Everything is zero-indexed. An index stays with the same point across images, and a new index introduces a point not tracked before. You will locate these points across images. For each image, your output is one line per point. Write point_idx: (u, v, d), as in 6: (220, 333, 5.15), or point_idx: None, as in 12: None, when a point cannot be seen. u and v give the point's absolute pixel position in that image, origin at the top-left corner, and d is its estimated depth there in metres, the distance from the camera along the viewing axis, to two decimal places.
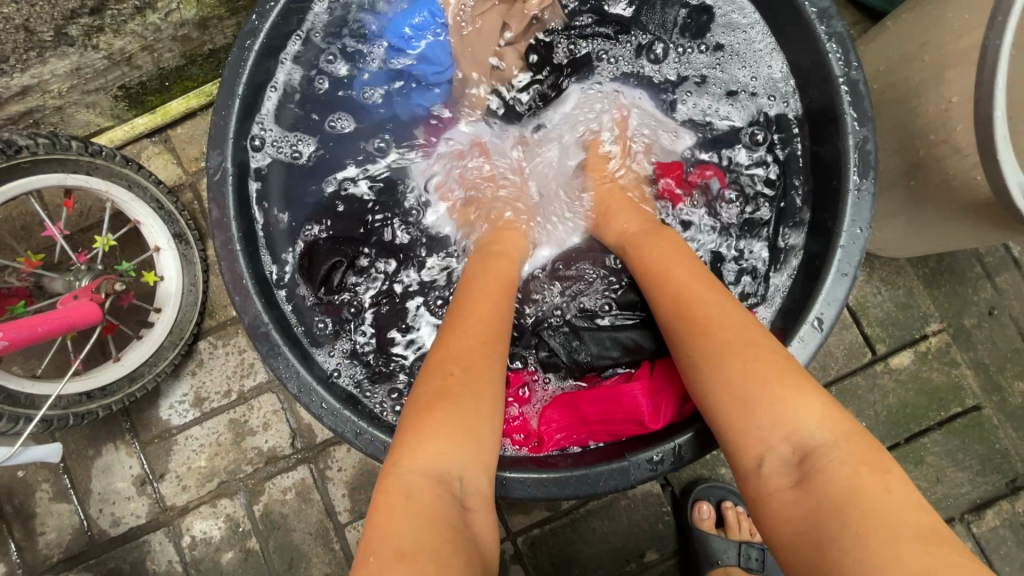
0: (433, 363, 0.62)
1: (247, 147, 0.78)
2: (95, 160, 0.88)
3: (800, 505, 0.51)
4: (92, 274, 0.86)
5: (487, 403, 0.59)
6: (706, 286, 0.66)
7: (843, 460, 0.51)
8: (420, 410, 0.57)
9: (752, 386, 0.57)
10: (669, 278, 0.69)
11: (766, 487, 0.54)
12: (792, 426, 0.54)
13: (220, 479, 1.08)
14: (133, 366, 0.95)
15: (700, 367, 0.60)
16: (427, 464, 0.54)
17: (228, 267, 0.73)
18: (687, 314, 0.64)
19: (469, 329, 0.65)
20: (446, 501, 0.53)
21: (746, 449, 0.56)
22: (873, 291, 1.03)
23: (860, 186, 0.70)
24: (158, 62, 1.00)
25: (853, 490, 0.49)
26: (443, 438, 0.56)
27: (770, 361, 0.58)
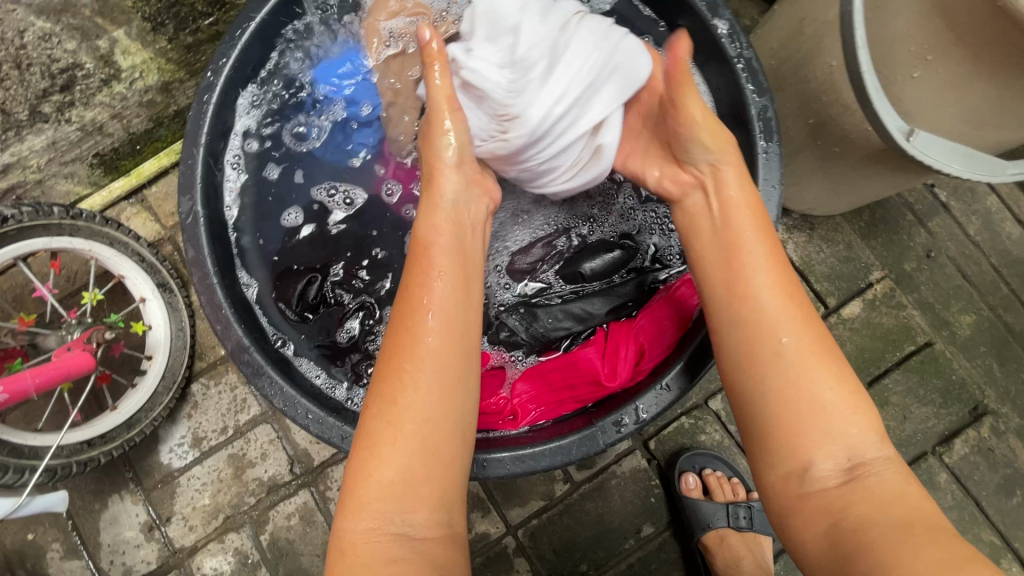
0: (381, 382, 0.63)
1: (216, 191, 0.85)
2: (76, 223, 0.94)
3: (837, 501, 0.58)
4: (82, 327, 0.91)
5: (439, 429, 0.61)
6: (776, 276, 0.67)
7: (889, 469, 0.58)
8: (383, 439, 0.60)
9: (806, 394, 0.61)
10: (743, 266, 0.67)
11: (809, 485, 0.60)
12: (843, 437, 0.59)
13: (225, 515, 1.11)
14: (130, 413, 0.99)
15: (770, 364, 0.63)
16: (381, 508, 0.58)
17: (207, 299, 0.79)
18: (753, 310, 0.65)
19: (408, 355, 0.63)
20: (402, 542, 0.58)
21: (796, 453, 0.60)
22: (816, 249, 1.10)
23: (768, 148, 0.78)
24: (128, 128, 1.08)
25: (897, 498, 0.56)
26: (398, 473, 0.59)
27: (826, 371, 0.62)
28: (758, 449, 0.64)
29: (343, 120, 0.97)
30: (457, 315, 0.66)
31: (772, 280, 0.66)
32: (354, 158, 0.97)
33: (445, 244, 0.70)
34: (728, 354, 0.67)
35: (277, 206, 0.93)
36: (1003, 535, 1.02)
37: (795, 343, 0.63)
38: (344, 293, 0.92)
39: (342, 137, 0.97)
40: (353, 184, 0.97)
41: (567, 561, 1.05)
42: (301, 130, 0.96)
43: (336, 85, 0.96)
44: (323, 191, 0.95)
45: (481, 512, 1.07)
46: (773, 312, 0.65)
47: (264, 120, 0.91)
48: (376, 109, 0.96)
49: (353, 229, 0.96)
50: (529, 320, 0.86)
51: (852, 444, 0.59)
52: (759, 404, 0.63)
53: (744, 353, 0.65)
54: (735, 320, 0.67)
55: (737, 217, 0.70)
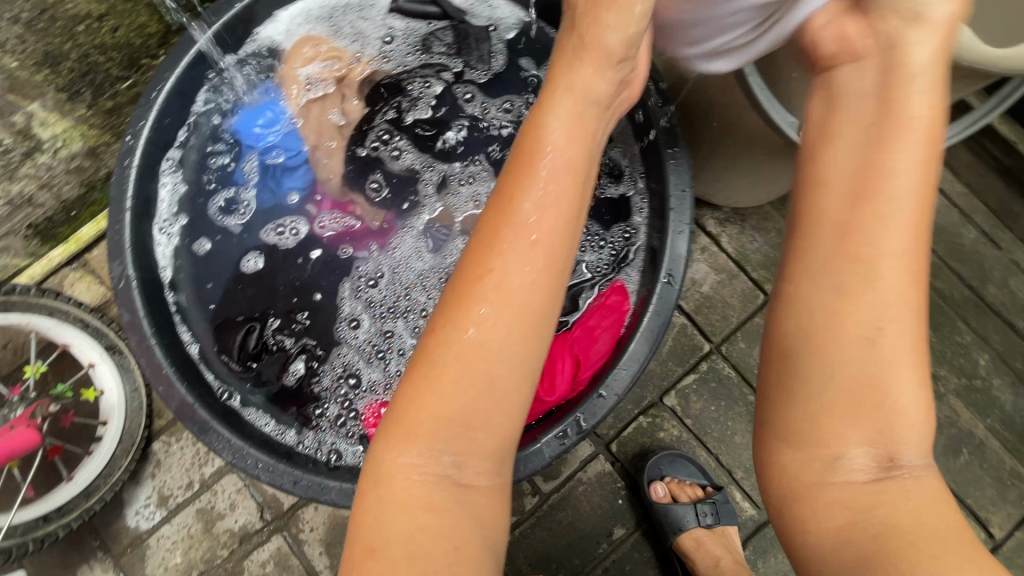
0: (446, 313, 0.58)
1: (148, 252, 0.85)
2: (10, 298, 0.96)
3: (866, 498, 0.49)
4: (25, 403, 0.93)
5: (501, 391, 0.56)
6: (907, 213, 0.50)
7: (930, 473, 0.50)
8: (442, 375, 0.55)
9: (876, 369, 0.49)
10: (877, 186, 0.50)
11: (833, 476, 0.51)
12: (906, 424, 0.49)
13: (199, 571, 1.10)
14: (87, 481, 0.98)
15: (852, 319, 0.50)
16: (427, 447, 0.56)
17: (147, 361, 0.79)
18: (851, 245, 0.50)
19: (502, 290, 0.57)
20: (445, 484, 0.56)
21: (835, 434, 0.50)
22: (749, 239, 1.14)
23: (675, 154, 0.81)
24: (60, 195, 1.08)
25: (925, 505, 0.48)
26: (452, 413, 0.55)
27: (902, 347, 0.49)
28: (779, 422, 0.53)
29: (271, 166, 0.99)
30: (558, 254, 0.59)
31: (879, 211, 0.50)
32: (286, 203, 1.00)
33: (562, 153, 0.61)
34: (801, 300, 0.52)
35: (213, 260, 0.95)
36: (956, 493, 1.06)
37: (880, 301, 0.49)
38: (286, 338, 0.94)
39: (271, 184, 0.99)
40: (287, 228, 0.99)
41: None
42: (230, 181, 0.97)
43: (259, 135, 0.98)
44: (258, 238, 0.98)
45: None
46: (868, 253, 0.50)
47: (191, 176, 0.93)
48: (302, 154, 1.00)
49: (294, 271, 0.97)
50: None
51: (902, 442, 0.50)
52: (803, 360, 0.52)
53: (836, 291, 0.51)
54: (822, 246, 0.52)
55: (835, 139, 0.54)
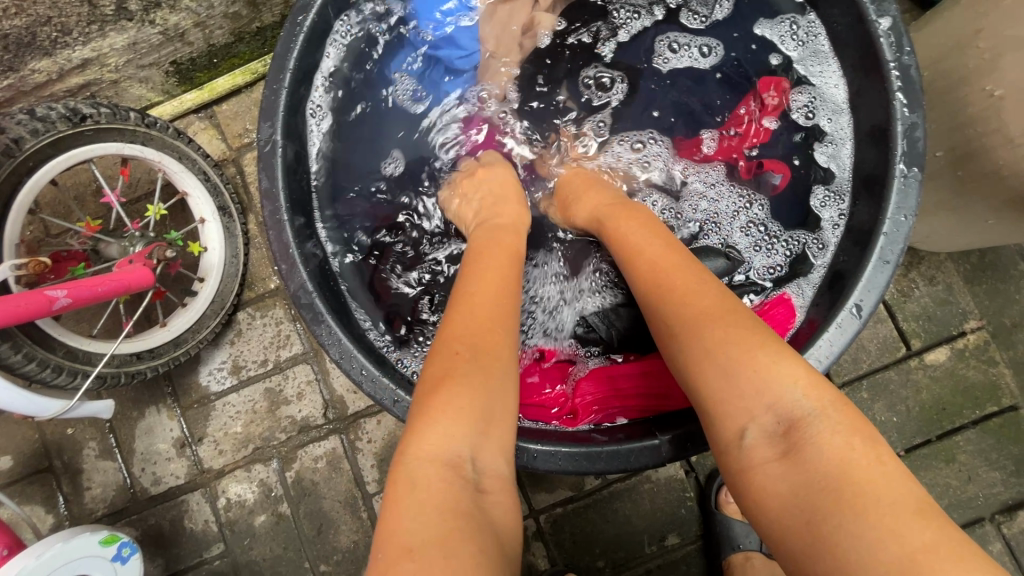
0: (459, 333, 0.58)
1: (297, 122, 0.79)
2: (150, 132, 0.91)
3: (791, 482, 0.49)
4: (145, 241, 0.90)
5: (502, 382, 0.56)
6: (665, 253, 0.64)
7: (829, 426, 0.49)
8: (459, 380, 0.55)
9: (717, 366, 0.54)
10: (638, 252, 0.67)
11: (748, 461, 0.52)
12: (770, 393, 0.52)
13: (254, 446, 1.12)
14: (178, 332, 0.99)
15: (679, 338, 0.58)
16: (450, 440, 0.51)
17: (276, 236, 0.75)
18: (659, 284, 0.62)
19: (473, 307, 0.61)
20: (471, 494, 0.50)
21: (727, 421, 0.54)
22: (912, 285, 1.01)
23: (908, 173, 0.68)
24: (209, 40, 1.04)
25: (843, 464, 0.47)
26: (469, 413, 0.53)
27: (733, 337, 0.55)
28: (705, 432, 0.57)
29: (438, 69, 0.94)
30: (512, 277, 0.67)
31: (671, 262, 0.64)
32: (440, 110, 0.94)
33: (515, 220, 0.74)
34: (672, 360, 0.59)
35: (355, 152, 0.90)
36: None
37: (694, 311, 0.58)
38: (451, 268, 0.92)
39: (428, 86, 0.94)
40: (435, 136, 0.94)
41: (584, 555, 1.04)
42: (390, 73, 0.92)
43: (434, 31, 0.93)
44: (407, 139, 0.93)
45: None
46: (672, 276, 0.62)
47: (354, 55, 0.85)
48: (473, 57, 0.94)
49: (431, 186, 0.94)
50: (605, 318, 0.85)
51: (782, 399, 0.52)
52: (679, 376, 0.59)
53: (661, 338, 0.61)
54: (641, 294, 0.63)
55: (620, 214, 0.73)
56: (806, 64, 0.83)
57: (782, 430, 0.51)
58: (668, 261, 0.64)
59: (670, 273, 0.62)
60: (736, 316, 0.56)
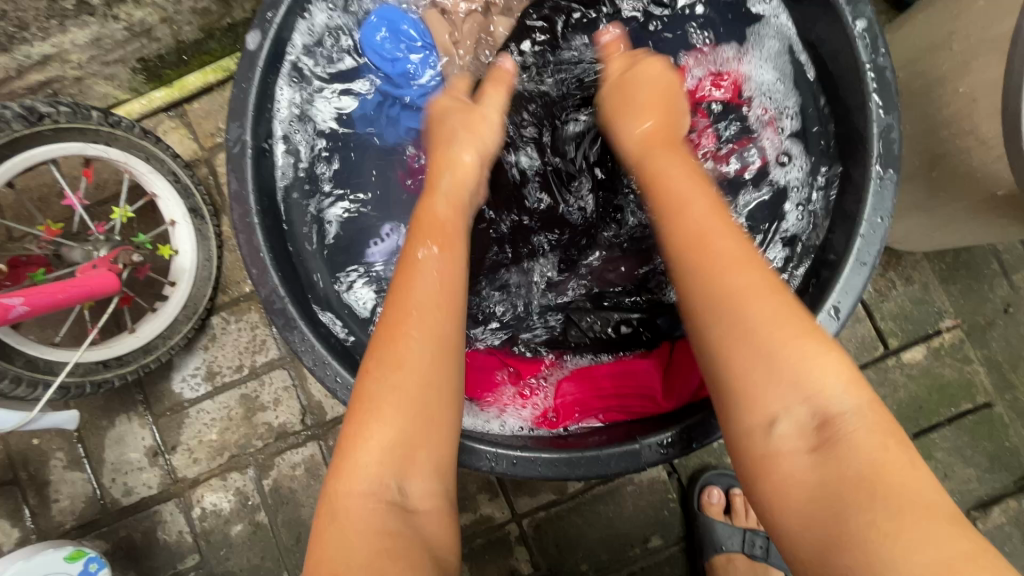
0: (378, 345, 0.59)
1: (268, 125, 0.77)
2: (114, 131, 0.87)
3: (817, 472, 0.50)
4: (110, 245, 0.86)
5: (421, 395, 0.57)
6: (719, 225, 0.60)
7: (858, 424, 0.51)
8: (380, 400, 0.57)
9: (753, 345, 0.54)
10: (679, 211, 0.62)
11: (775, 446, 0.53)
12: (812, 389, 0.52)
13: (230, 453, 1.09)
14: (148, 338, 0.95)
15: (704, 313, 0.58)
16: (371, 468, 0.55)
17: (245, 239, 0.72)
18: (698, 250, 0.59)
19: (403, 307, 0.60)
20: (396, 512, 0.55)
21: (756, 407, 0.54)
22: (889, 285, 1.02)
23: (884, 175, 0.68)
24: (177, 35, 1.00)
25: (874, 457, 0.49)
26: (390, 440, 0.56)
27: (776, 316, 0.55)
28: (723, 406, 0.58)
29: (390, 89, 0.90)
30: (454, 268, 0.64)
31: (709, 224, 0.60)
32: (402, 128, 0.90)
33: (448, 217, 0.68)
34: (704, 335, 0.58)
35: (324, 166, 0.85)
36: None
37: (740, 291, 0.56)
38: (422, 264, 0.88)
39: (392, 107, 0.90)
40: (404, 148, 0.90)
41: (567, 558, 1.03)
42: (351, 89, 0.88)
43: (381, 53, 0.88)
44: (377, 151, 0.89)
45: (489, 495, 1.04)
46: (719, 249, 0.59)
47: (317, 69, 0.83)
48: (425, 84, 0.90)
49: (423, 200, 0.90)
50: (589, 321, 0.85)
51: (820, 393, 0.52)
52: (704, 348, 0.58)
53: (701, 307, 0.58)
54: (682, 254, 0.60)
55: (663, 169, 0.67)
56: (784, 53, 0.83)
57: (815, 423, 0.51)
58: (717, 225, 0.60)
59: (713, 236, 0.59)
60: (771, 294, 0.56)
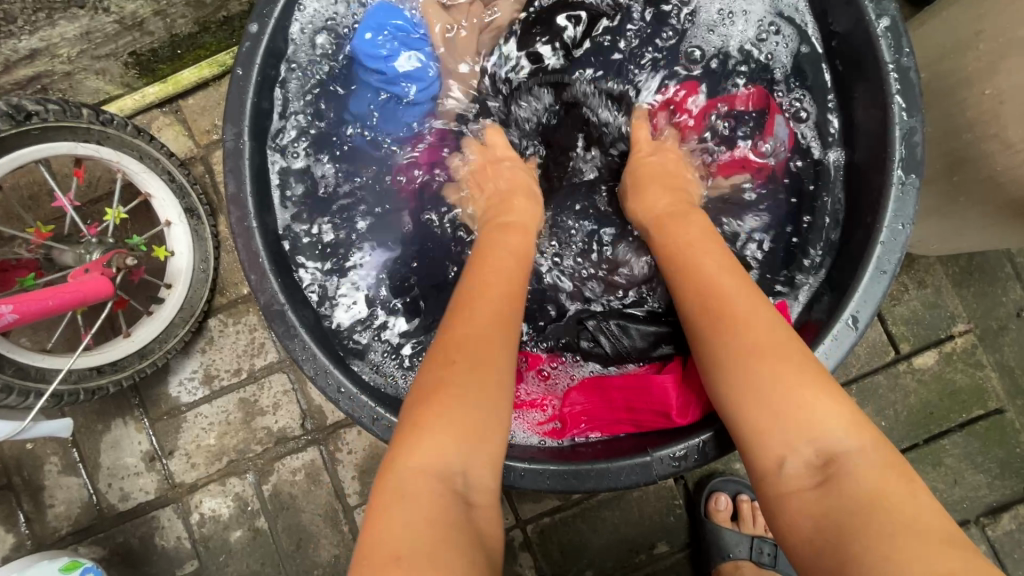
0: (447, 334, 0.59)
1: (266, 129, 0.74)
2: (106, 129, 0.84)
3: (821, 504, 0.49)
4: (104, 248, 0.84)
5: (486, 378, 0.55)
6: (724, 273, 0.63)
7: (866, 462, 0.49)
8: (439, 384, 0.55)
9: (762, 392, 0.54)
10: (692, 268, 0.65)
11: (784, 486, 0.52)
12: (814, 429, 0.51)
13: (229, 458, 1.07)
14: (143, 342, 0.93)
15: (714, 368, 0.58)
16: (444, 451, 0.51)
17: (243, 244, 0.70)
18: (712, 311, 0.60)
19: (474, 299, 0.62)
20: (458, 498, 0.50)
21: (767, 448, 0.53)
22: (901, 289, 1.00)
23: (905, 180, 0.66)
24: (171, 29, 0.97)
25: (879, 489, 0.47)
26: (466, 416, 0.53)
27: (794, 366, 0.55)
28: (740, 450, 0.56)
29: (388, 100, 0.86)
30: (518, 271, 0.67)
31: (722, 284, 0.62)
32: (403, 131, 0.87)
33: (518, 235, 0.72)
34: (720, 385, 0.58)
35: (320, 170, 0.82)
36: None
37: (753, 342, 0.56)
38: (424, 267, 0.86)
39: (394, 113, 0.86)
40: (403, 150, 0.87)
41: (571, 565, 1.02)
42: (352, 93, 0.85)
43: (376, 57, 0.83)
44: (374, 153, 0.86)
45: None
46: (731, 306, 0.60)
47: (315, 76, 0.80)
48: (429, 90, 0.87)
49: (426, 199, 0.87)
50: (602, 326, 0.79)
51: (827, 441, 0.51)
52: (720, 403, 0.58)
53: (713, 361, 0.59)
54: (692, 312, 0.62)
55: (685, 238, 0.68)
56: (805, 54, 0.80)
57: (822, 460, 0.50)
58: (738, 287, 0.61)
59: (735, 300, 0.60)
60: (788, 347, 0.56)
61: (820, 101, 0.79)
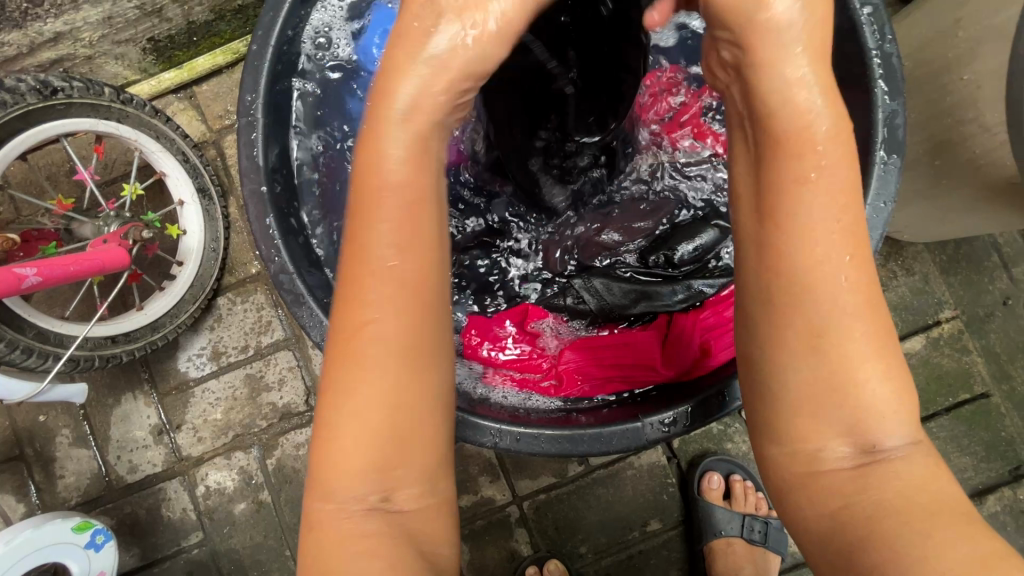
0: (340, 340, 0.47)
1: (278, 98, 0.78)
2: (125, 109, 0.88)
3: (853, 487, 0.43)
4: (121, 221, 0.87)
5: (398, 403, 0.47)
6: (834, 207, 0.45)
7: (913, 460, 0.43)
8: (338, 409, 0.47)
9: (823, 368, 0.44)
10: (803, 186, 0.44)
11: (818, 473, 0.45)
12: (865, 416, 0.44)
13: (234, 433, 1.10)
14: (156, 316, 0.96)
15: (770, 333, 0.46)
16: (349, 485, 0.47)
17: (254, 214, 0.73)
18: (797, 254, 0.45)
19: (364, 297, 0.47)
20: (382, 519, 0.48)
21: (803, 432, 0.45)
22: (890, 275, 1.03)
23: (887, 160, 0.69)
24: (188, 16, 1.01)
25: (921, 488, 0.42)
26: (363, 447, 0.47)
27: (852, 323, 0.44)
28: (768, 437, 0.48)
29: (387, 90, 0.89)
30: (419, 259, 0.47)
31: (825, 209, 0.44)
32: None
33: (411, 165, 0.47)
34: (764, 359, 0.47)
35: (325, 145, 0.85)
36: None
37: (825, 306, 0.44)
38: None
39: None
40: None
41: (566, 541, 1.04)
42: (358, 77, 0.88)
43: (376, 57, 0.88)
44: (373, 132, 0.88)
45: (490, 477, 1.05)
46: (818, 251, 0.45)
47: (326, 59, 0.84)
48: None
49: None
50: (589, 287, 0.83)
51: (875, 424, 0.44)
52: (759, 381, 0.48)
53: (771, 322, 0.46)
54: (772, 236, 0.46)
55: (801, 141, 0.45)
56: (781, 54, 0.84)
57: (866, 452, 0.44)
58: (837, 220, 0.45)
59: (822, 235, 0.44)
60: (867, 309, 0.45)
61: None
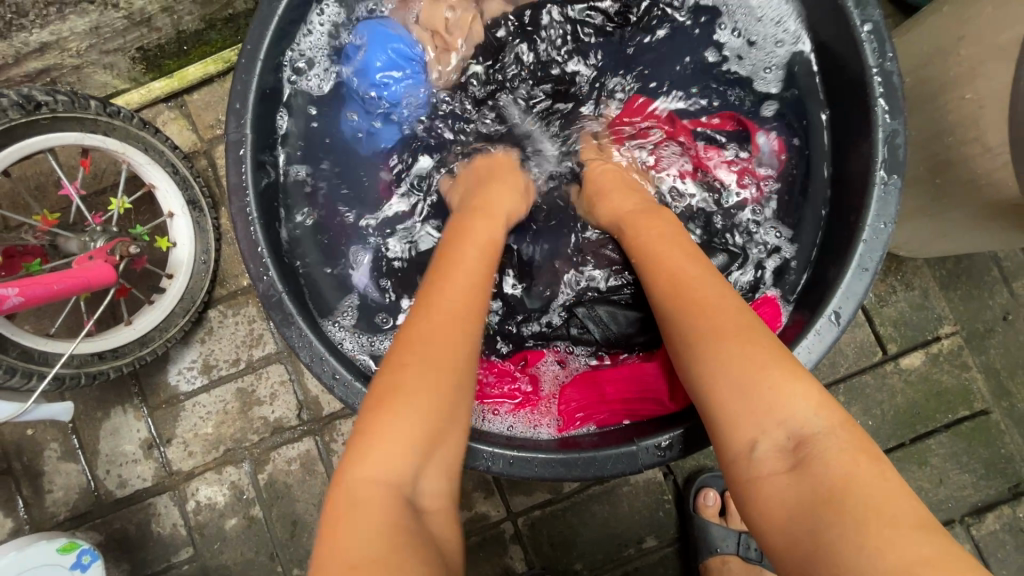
0: (406, 340, 0.56)
1: (268, 116, 0.77)
2: (113, 121, 0.87)
3: (796, 488, 0.48)
4: (107, 236, 0.85)
5: (438, 392, 0.54)
6: (693, 263, 0.63)
7: (833, 443, 0.48)
8: (391, 395, 0.53)
9: (732, 376, 0.53)
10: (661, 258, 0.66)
11: (757, 471, 0.51)
12: (784, 412, 0.51)
13: (225, 447, 1.09)
14: (145, 330, 0.95)
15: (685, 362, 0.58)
16: (388, 458, 0.51)
17: (243, 232, 0.71)
18: (686, 297, 0.60)
19: (434, 306, 0.59)
20: (406, 503, 0.50)
21: (738, 433, 0.52)
22: (889, 290, 1.02)
23: (888, 180, 0.68)
24: (178, 25, 0.99)
25: (851, 470, 0.47)
26: (403, 426, 0.52)
27: (749, 337, 0.55)
28: (725, 452, 0.53)
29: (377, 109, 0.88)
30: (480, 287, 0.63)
31: (689, 266, 0.63)
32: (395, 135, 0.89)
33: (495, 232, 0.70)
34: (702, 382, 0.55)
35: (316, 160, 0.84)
36: None
37: (720, 331, 0.56)
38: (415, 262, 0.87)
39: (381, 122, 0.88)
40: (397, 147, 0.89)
41: (561, 558, 1.03)
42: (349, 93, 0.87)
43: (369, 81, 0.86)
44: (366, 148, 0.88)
45: (484, 493, 1.04)
46: (699, 293, 0.60)
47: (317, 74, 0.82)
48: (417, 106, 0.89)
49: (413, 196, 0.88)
50: (593, 315, 0.81)
51: (791, 412, 0.51)
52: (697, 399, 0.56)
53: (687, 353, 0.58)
54: (662, 296, 0.62)
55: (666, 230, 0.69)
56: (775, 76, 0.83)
57: (793, 444, 0.49)
58: (696, 270, 0.62)
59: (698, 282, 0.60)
60: (753, 333, 0.54)
61: (809, 98, 0.81)
